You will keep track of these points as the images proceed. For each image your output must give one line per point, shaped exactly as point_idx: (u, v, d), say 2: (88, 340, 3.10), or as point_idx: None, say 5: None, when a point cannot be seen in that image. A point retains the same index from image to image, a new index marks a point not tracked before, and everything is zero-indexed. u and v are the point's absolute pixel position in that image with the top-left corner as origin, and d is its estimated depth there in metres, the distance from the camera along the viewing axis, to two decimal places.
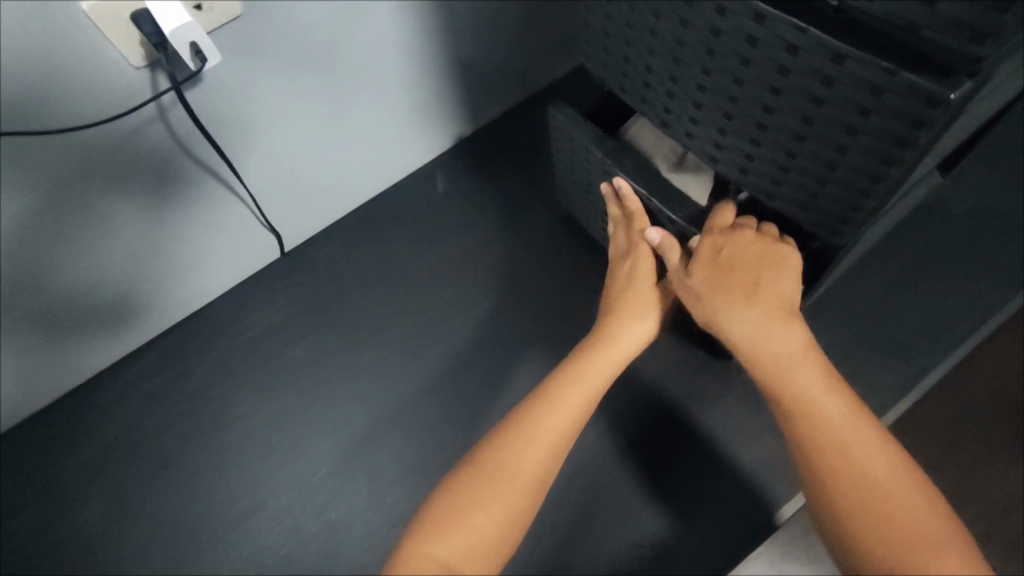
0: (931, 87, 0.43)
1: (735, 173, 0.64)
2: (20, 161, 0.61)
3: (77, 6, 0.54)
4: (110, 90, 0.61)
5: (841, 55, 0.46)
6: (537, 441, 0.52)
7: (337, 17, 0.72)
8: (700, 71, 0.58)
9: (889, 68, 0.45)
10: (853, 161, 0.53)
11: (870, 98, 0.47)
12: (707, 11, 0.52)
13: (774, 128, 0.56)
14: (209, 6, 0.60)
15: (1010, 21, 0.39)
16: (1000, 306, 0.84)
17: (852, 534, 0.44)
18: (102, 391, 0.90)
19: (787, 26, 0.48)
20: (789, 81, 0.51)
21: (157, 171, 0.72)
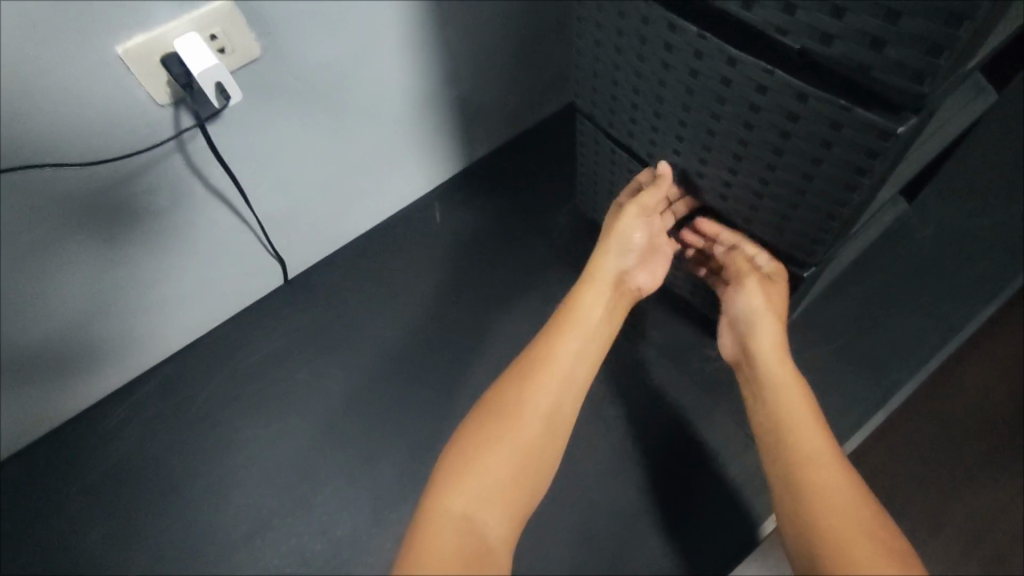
0: (883, 123, 0.49)
1: (716, 199, 0.70)
2: (42, 185, 0.64)
3: (112, 51, 0.59)
4: (135, 126, 0.66)
5: (804, 95, 0.52)
6: (540, 386, 0.61)
7: (346, 59, 0.78)
8: (681, 108, 0.64)
9: (846, 106, 0.51)
10: (821, 187, 0.58)
11: (830, 132, 0.53)
12: (686, 56, 0.58)
13: (748, 160, 0.62)
14: (231, 47, 0.66)
15: (944, 65, 0.45)
16: (965, 324, 0.90)
17: (813, 528, 0.54)
18: (106, 416, 0.92)
19: (756, 70, 0.54)
20: (760, 117, 0.57)
21: (174, 198, 0.75)
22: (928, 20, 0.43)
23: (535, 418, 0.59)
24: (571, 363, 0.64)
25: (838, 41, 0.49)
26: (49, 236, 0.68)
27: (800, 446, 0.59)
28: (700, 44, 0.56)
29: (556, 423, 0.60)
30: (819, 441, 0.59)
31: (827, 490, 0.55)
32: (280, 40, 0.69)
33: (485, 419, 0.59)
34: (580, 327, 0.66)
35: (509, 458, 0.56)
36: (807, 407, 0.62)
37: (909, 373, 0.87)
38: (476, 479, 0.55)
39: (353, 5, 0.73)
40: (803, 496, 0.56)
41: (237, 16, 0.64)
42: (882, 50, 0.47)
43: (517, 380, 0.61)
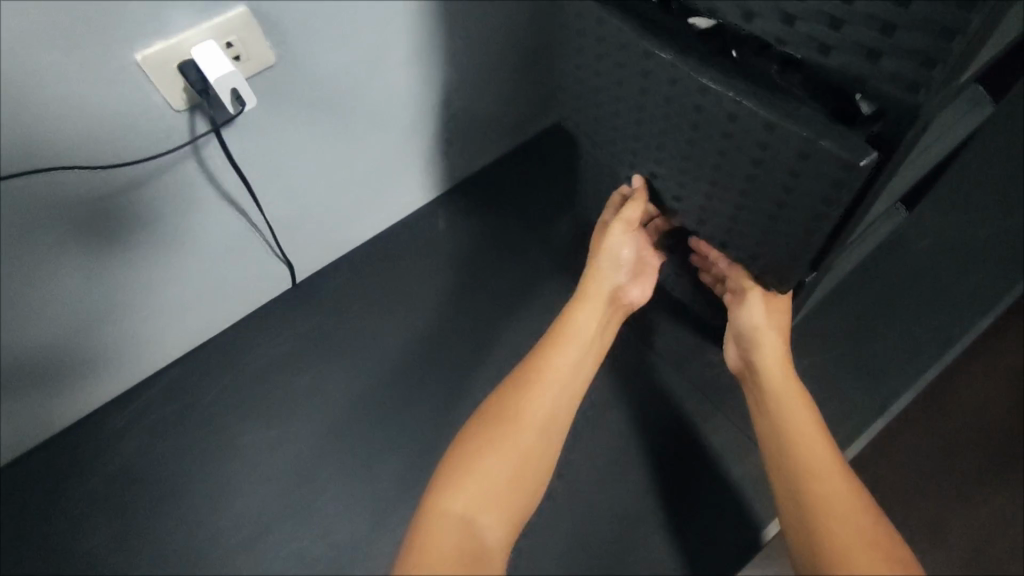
0: (848, 154, 0.50)
1: (692, 223, 0.70)
2: (62, 193, 0.66)
3: (131, 58, 0.61)
4: (151, 131, 0.67)
5: (772, 124, 0.53)
6: (534, 397, 0.66)
7: (356, 69, 0.80)
8: (658, 134, 0.65)
9: (812, 137, 0.51)
10: (790, 217, 0.58)
11: (798, 162, 0.54)
12: (662, 83, 0.60)
13: (722, 185, 0.62)
14: (246, 56, 0.68)
15: (938, 77, 0.47)
16: (964, 332, 0.91)
17: (814, 533, 0.55)
18: (113, 418, 0.93)
19: (732, 95, 0.55)
20: (732, 145, 0.58)
21: (187, 203, 0.77)
22: (922, 34, 0.45)
23: (531, 426, 0.64)
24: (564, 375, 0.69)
25: (836, 52, 0.51)
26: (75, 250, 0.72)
27: (799, 453, 0.60)
28: (676, 69, 0.58)
29: (551, 431, 0.65)
30: (820, 448, 0.60)
31: (829, 497, 0.56)
32: (293, 50, 0.71)
33: (482, 427, 0.64)
34: (572, 344, 0.71)
35: (505, 464, 0.61)
36: (808, 415, 0.63)
37: (909, 381, 0.87)
38: (477, 480, 0.60)
39: (363, 16, 0.75)
40: (804, 503, 0.57)
41: (253, 26, 0.66)
42: (878, 62, 0.49)
43: (512, 392, 0.66)
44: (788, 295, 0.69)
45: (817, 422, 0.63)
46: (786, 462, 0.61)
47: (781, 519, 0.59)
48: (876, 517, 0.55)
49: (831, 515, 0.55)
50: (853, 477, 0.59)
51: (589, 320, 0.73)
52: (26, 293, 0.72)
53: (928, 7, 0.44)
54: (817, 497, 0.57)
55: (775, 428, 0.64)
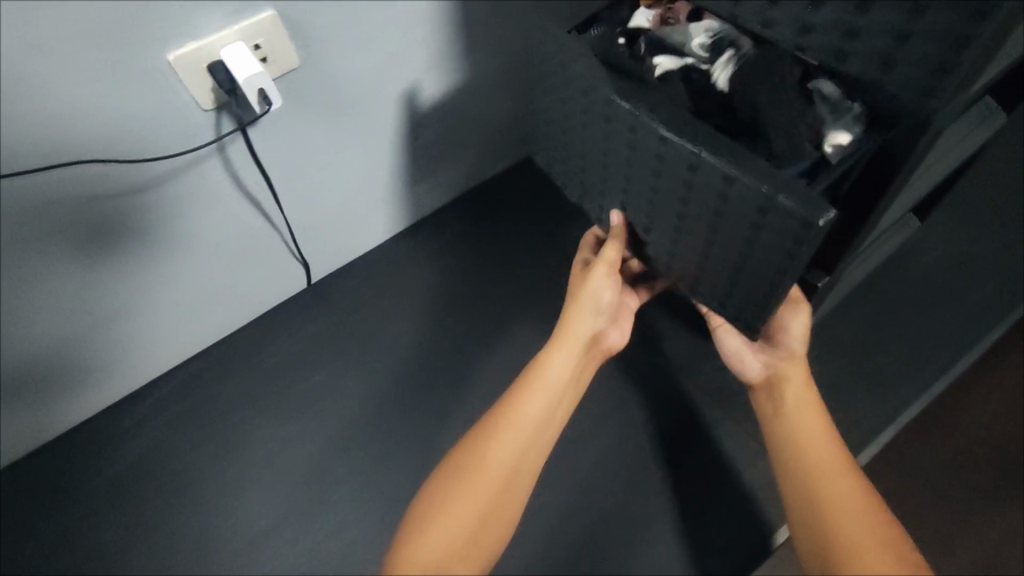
0: (802, 212, 0.47)
1: (662, 262, 0.66)
2: (55, 185, 0.65)
3: (164, 57, 0.63)
4: (178, 129, 0.69)
5: (730, 178, 0.50)
6: (504, 443, 0.61)
7: (378, 71, 0.81)
8: (623, 178, 0.62)
9: (770, 194, 0.48)
10: (755, 266, 0.55)
11: (757, 215, 0.51)
12: (623, 129, 0.56)
13: (688, 232, 0.59)
14: (273, 58, 0.70)
15: (952, 83, 0.48)
16: (977, 342, 0.91)
17: (823, 534, 0.57)
18: (127, 414, 0.93)
19: (724, 125, 0.57)
20: (694, 195, 0.55)
21: (205, 201, 0.78)
22: (935, 42, 0.47)
23: (490, 480, 0.59)
24: (537, 424, 0.64)
25: (851, 59, 0.53)
26: (56, 249, 0.70)
27: (811, 457, 0.62)
28: (637, 116, 0.54)
29: (517, 483, 0.60)
30: (835, 455, 0.62)
31: (838, 499, 0.58)
32: (318, 53, 0.73)
33: (449, 473, 0.59)
34: (545, 390, 0.65)
35: (466, 516, 0.57)
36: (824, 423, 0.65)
37: (920, 392, 0.87)
38: (437, 526, 0.56)
39: (386, 25, 0.77)
40: (815, 504, 0.59)
41: (281, 29, 0.68)
42: (893, 68, 0.51)
43: (480, 437, 0.61)
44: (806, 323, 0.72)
45: (832, 430, 0.65)
46: (796, 463, 0.63)
47: (789, 516, 0.61)
48: (889, 524, 0.56)
49: (842, 513, 0.57)
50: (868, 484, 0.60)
51: (563, 367, 0.68)
52: (12, 289, 0.70)
53: (941, 16, 0.46)
54: (830, 496, 0.59)
55: (789, 430, 0.65)
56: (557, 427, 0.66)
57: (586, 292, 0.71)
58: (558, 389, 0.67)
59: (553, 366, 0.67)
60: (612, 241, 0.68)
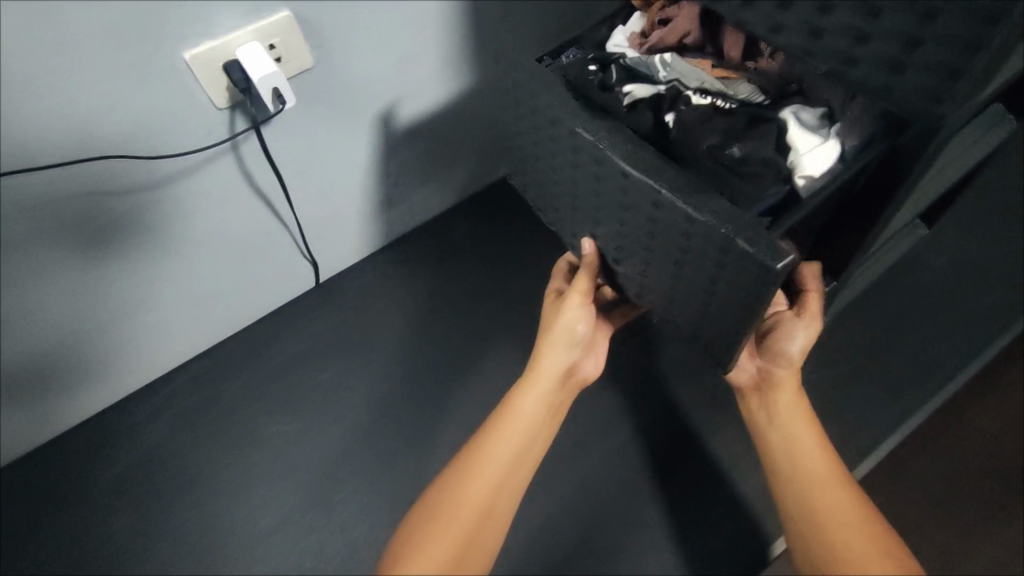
0: (763, 258, 0.47)
1: (635, 289, 0.67)
2: (55, 187, 0.66)
3: (180, 55, 0.64)
4: (193, 126, 0.70)
5: (691, 217, 0.50)
6: (479, 480, 0.61)
7: (390, 72, 0.82)
8: (592, 208, 0.62)
9: (728, 235, 0.48)
10: (723, 303, 0.55)
11: (719, 254, 0.51)
12: (590, 162, 0.57)
13: (656, 264, 0.59)
14: (287, 58, 0.71)
15: (962, 88, 0.48)
16: (985, 349, 0.91)
17: (819, 547, 0.58)
18: (138, 408, 0.94)
19: (701, 153, 0.56)
20: (660, 230, 0.55)
21: (210, 201, 0.79)
22: (945, 48, 0.48)
23: (468, 512, 0.59)
24: (512, 460, 0.63)
25: (861, 63, 0.54)
26: (54, 256, 0.71)
27: (805, 470, 0.63)
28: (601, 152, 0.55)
29: (494, 520, 0.60)
30: (827, 467, 0.63)
31: (831, 512, 0.59)
32: (332, 53, 0.74)
33: (429, 508, 0.59)
34: (518, 429, 0.65)
35: (446, 550, 0.56)
36: (815, 435, 0.66)
37: (927, 398, 0.87)
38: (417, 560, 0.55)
39: (399, 28, 0.78)
40: (811, 518, 0.60)
41: (295, 30, 0.69)
42: (903, 74, 0.51)
43: (456, 475, 0.61)
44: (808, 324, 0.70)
45: (823, 442, 0.65)
46: (788, 478, 0.63)
47: (788, 527, 0.62)
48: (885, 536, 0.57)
49: (841, 526, 0.58)
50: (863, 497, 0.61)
51: (533, 405, 0.67)
52: (15, 289, 0.71)
53: (953, 22, 0.47)
54: (824, 509, 0.60)
55: (786, 439, 0.66)
56: (535, 459, 0.66)
57: (560, 324, 0.70)
58: (531, 426, 0.66)
59: (527, 403, 0.67)
60: (585, 271, 0.69)
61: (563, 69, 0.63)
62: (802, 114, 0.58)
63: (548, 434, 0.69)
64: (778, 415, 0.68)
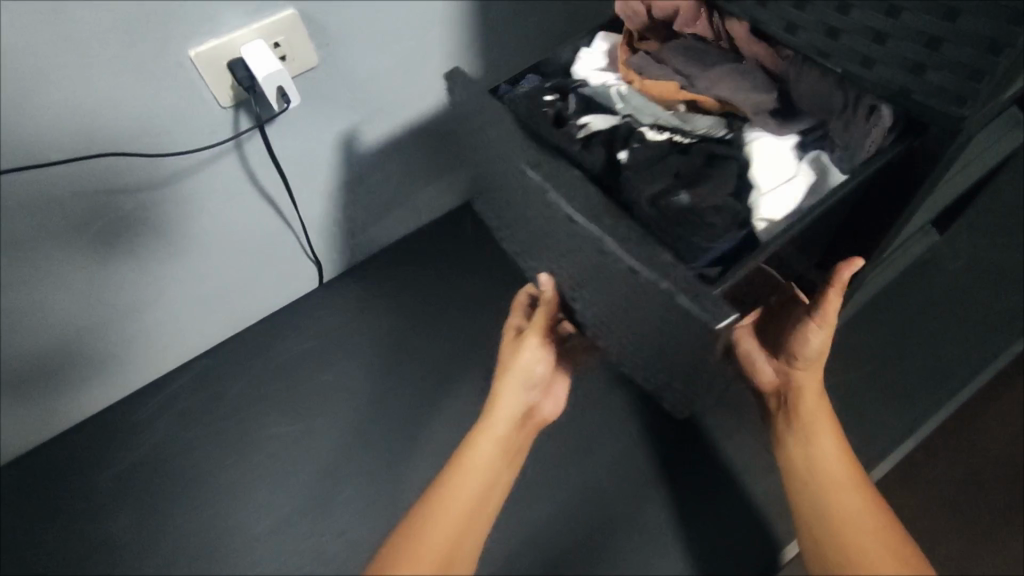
0: (703, 317, 0.46)
1: (591, 324, 0.65)
2: (44, 186, 0.64)
3: (185, 53, 0.63)
4: (197, 125, 0.69)
5: (635, 272, 0.49)
6: (433, 536, 0.60)
7: (396, 71, 0.81)
8: (544, 246, 0.61)
9: (671, 290, 0.47)
10: (675, 349, 0.54)
11: (665, 308, 0.50)
12: (537, 204, 0.56)
13: (607, 306, 0.58)
14: (292, 56, 0.70)
15: (984, 90, 0.48)
16: (1001, 354, 0.89)
17: (835, 556, 0.57)
18: (141, 405, 0.93)
19: (646, 197, 0.52)
20: (607, 277, 0.54)
21: (208, 204, 0.78)
22: (967, 48, 0.47)
23: (424, 568, 0.58)
24: (468, 512, 0.63)
25: (878, 65, 0.53)
26: (47, 257, 0.70)
27: (824, 473, 0.62)
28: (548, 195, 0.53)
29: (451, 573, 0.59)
30: (845, 472, 0.62)
31: (850, 520, 0.58)
32: (338, 51, 0.74)
33: (392, 560, 0.58)
34: (478, 464, 0.66)
35: None
36: (836, 438, 0.64)
37: (941, 404, 0.85)
38: None
39: (406, 27, 0.77)
40: (829, 524, 0.59)
41: (300, 28, 0.69)
42: (923, 74, 0.51)
43: (412, 530, 0.60)
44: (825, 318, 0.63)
45: (844, 446, 0.64)
46: (804, 480, 0.63)
47: (801, 530, 0.61)
48: (905, 548, 0.56)
49: (855, 537, 0.57)
50: (881, 503, 0.60)
51: (492, 440, 0.68)
52: (17, 290, 0.71)
53: (974, 22, 0.46)
54: (842, 516, 0.59)
55: (805, 441, 0.65)
56: (494, 506, 0.66)
57: (519, 364, 0.70)
58: (492, 462, 0.67)
59: (486, 439, 0.67)
60: (543, 307, 0.68)
61: (518, 99, 0.59)
62: (768, 147, 0.55)
63: (507, 479, 0.69)
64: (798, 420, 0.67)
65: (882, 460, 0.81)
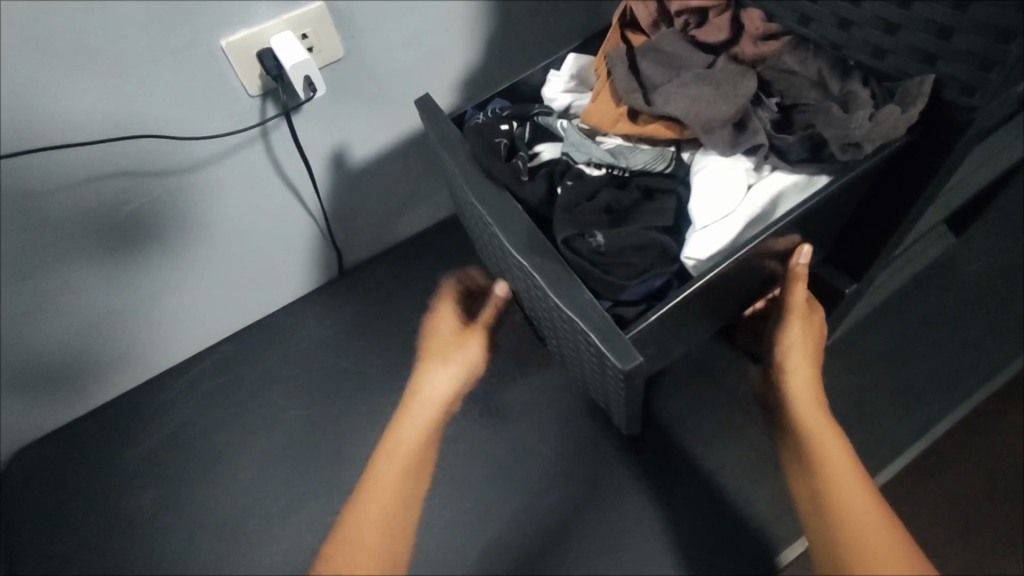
0: (611, 359, 0.48)
1: (555, 339, 0.68)
2: (65, 169, 0.67)
3: (217, 43, 0.66)
4: (225, 112, 0.72)
5: (557, 304, 0.52)
6: None
7: (420, 66, 0.83)
8: (507, 266, 0.65)
9: (584, 330, 0.50)
10: (607, 379, 0.57)
11: (586, 342, 0.53)
12: (490, 230, 0.60)
13: (558, 329, 0.61)
14: (319, 48, 0.72)
15: (993, 80, 0.48)
16: (1018, 358, 0.88)
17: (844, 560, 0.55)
18: (163, 389, 0.96)
19: (564, 234, 0.54)
20: (546, 306, 0.57)
21: (227, 191, 0.80)
22: (975, 38, 0.48)
23: None
24: None
25: (890, 55, 0.55)
26: (70, 238, 0.73)
27: (825, 476, 0.61)
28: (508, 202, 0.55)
29: None
30: (846, 474, 0.60)
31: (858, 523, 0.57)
32: (362, 45, 0.76)
33: None
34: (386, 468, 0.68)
35: None
36: (836, 440, 0.63)
37: (954, 405, 0.85)
38: None
39: (427, 26, 0.79)
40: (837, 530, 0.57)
41: (328, 21, 0.71)
42: (935, 64, 0.52)
43: None
44: (793, 309, 0.68)
45: (843, 444, 0.63)
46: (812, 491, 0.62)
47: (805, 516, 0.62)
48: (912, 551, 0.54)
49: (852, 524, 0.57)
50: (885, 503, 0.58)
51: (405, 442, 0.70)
52: (49, 271, 0.74)
53: (984, 11, 0.47)
54: (848, 520, 0.57)
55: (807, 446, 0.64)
56: None
57: None
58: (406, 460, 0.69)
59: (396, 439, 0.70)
60: None
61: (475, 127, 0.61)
62: (710, 177, 0.56)
63: None
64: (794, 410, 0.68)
65: (893, 459, 0.81)
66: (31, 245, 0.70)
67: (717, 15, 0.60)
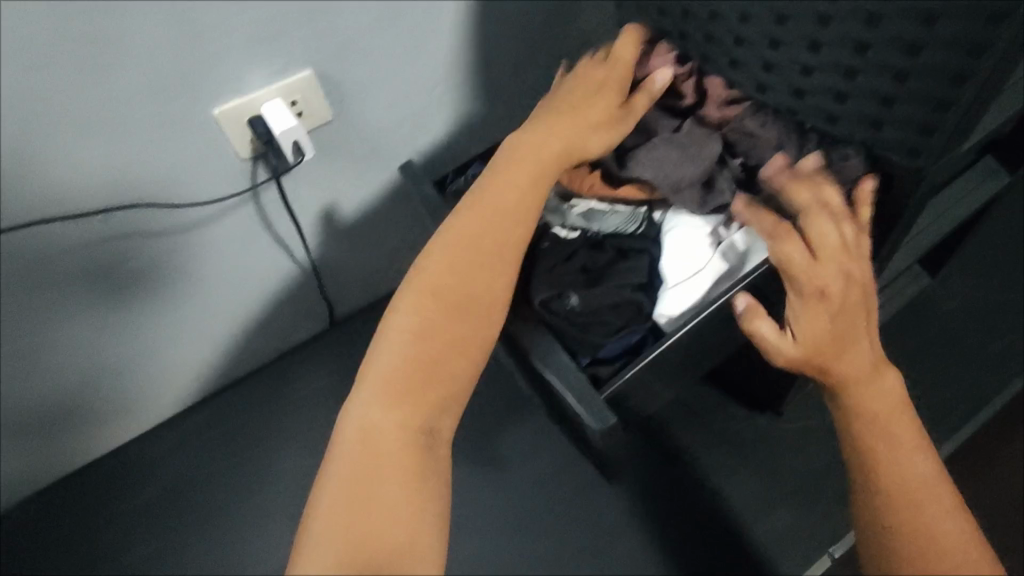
0: (589, 421, 0.51)
1: (534, 386, 0.71)
2: (65, 239, 0.69)
3: (211, 112, 0.69)
4: (218, 175, 0.74)
5: (539, 367, 0.55)
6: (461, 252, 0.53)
7: (407, 124, 0.85)
8: None
9: (562, 392, 0.53)
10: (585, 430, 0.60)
11: (566, 401, 0.56)
12: None
13: (536, 381, 0.64)
14: (308, 113, 0.75)
15: (936, 144, 0.53)
16: (997, 395, 0.91)
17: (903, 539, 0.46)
18: (151, 445, 0.94)
19: (540, 296, 0.57)
20: (527, 362, 0.61)
21: (219, 248, 0.82)
22: (916, 109, 0.52)
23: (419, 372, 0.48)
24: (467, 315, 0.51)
25: (842, 120, 0.58)
26: (67, 301, 0.74)
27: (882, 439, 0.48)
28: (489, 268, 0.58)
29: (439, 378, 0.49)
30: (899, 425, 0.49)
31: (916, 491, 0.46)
32: (349, 108, 0.79)
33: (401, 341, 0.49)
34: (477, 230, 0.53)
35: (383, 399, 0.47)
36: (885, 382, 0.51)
37: (936, 442, 0.88)
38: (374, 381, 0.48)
39: (412, 88, 0.82)
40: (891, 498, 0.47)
41: (316, 89, 0.74)
42: (879, 129, 0.55)
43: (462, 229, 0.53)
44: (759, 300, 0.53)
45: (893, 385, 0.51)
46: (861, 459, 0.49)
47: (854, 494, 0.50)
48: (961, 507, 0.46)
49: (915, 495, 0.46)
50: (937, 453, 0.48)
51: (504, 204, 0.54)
52: (45, 334, 0.76)
53: (921, 84, 0.51)
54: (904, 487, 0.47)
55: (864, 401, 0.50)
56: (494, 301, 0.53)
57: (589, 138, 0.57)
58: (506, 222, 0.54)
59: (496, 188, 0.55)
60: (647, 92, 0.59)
61: None
62: (681, 237, 0.59)
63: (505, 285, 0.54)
64: (831, 377, 0.50)
65: None
66: (28, 309, 0.72)
67: (684, 83, 0.63)
